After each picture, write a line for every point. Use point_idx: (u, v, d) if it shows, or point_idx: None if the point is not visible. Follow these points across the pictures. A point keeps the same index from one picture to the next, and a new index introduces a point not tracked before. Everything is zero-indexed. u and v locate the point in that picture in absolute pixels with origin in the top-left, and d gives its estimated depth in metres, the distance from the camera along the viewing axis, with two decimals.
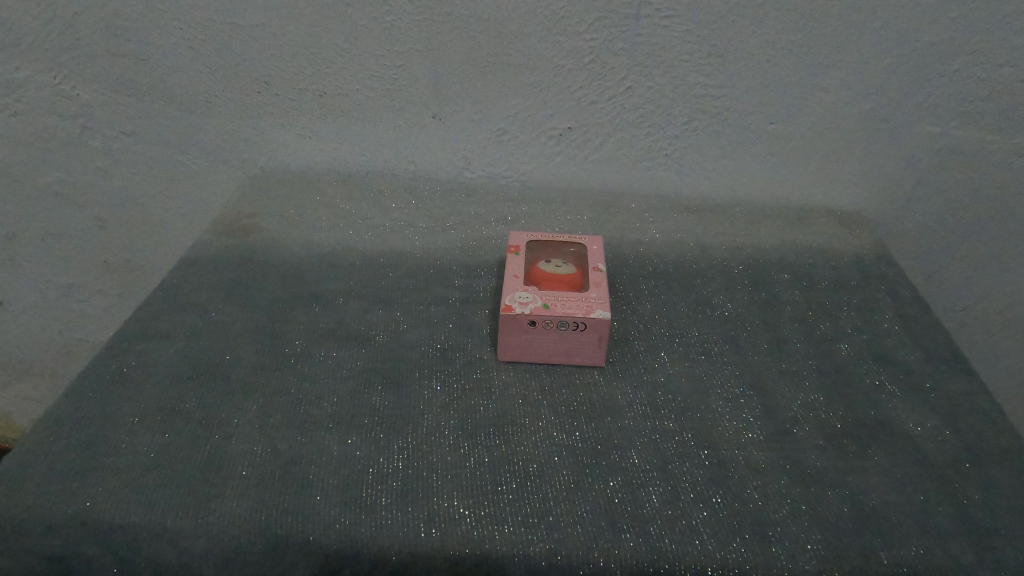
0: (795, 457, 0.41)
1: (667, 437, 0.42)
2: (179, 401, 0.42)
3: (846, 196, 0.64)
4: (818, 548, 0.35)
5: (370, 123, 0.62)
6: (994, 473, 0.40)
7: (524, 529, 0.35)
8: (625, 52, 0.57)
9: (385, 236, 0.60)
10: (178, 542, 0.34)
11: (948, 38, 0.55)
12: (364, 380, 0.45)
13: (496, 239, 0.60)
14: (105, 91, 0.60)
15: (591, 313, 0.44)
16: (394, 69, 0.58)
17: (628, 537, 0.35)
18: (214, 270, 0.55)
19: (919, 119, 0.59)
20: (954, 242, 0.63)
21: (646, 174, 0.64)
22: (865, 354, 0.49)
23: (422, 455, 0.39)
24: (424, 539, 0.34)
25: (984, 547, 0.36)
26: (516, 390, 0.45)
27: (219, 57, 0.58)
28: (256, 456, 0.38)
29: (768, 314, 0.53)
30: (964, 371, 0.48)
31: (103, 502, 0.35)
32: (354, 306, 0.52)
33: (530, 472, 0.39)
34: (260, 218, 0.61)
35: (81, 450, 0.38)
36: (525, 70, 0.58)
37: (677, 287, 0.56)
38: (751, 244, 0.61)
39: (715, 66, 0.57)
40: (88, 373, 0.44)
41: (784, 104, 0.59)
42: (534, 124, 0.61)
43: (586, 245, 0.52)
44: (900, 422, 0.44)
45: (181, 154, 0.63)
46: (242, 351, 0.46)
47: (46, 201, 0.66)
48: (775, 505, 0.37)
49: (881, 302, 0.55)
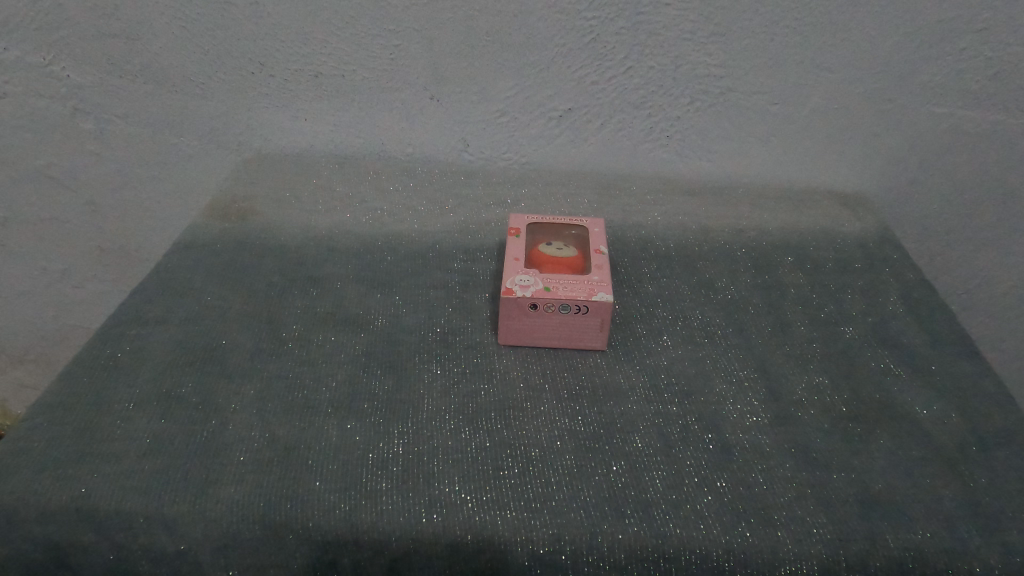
0: (802, 440, 0.40)
1: (671, 421, 0.41)
2: (174, 386, 0.41)
3: (850, 178, 0.63)
4: (825, 532, 0.34)
5: (368, 105, 0.61)
6: (1001, 455, 0.39)
7: (526, 514, 0.34)
8: (626, 31, 0.56)
9: (382, 220, 0.59)
10: (172, 528, 0.33)
11: (956, 15, 0.54)
12: (362, 364, 0.44)
13: (495, 221, 0.59)
14: (96, 73, 0.59)
15: (593, 296, 0.43)
16: (392, 49, 0.58)
17: (632, 521, 0.34)
18: (209, 253, 0.54)
19: (925, 99, 0.58)
20: (957, 224, 0.62)
21: (648, 156, 0.63)
22: (870, 337, 0.48)
23: (422, 440, 0.38)
24: (424, 524, 0.34)
25: (991, 530, 0.35)
26: (517, 373, 0.44)
27: (213, 36, 0.57)
28: (249, 440, 0.38)
29: (773, 297, 0.52)
30: (972, 354, 0.47)
31: (97, 487, 0.34)
32: (351, 289, 0.51)
33: (531, 457, 0.38)
34: (255, 201, 0.60)
35: (74, 435, 0.37)
36: (524, 50, 0.57)
37: (680, 269, 0.55)
38: (755, 225, 0.60)
39: (717, 44, 0.56)
40: (81, 358, 0.43)
41: (787, 86, 0.58)
42: (534, 105, 0.60)
43: (587, 227, 0.51)
44: (907, 405, 0.43)
45: (175, 136, 0.62)
46: (237, 334, 0.46)
47: (38, 185, 0.65)
48: (780, 489, 0.36)
49: (887, 284, 0.54)
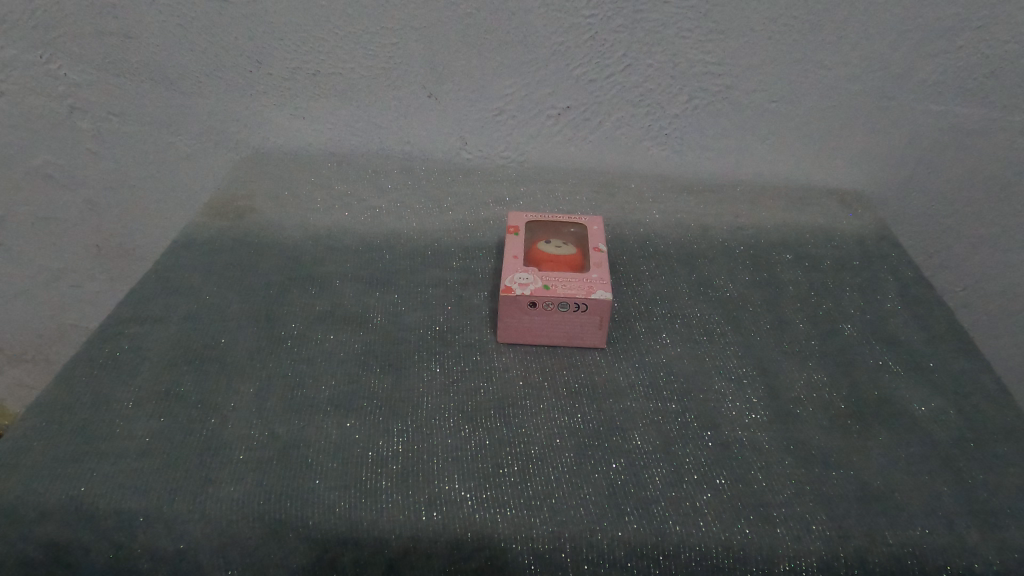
0: (800, 437, 0.40)
1: (670, 418, 0.41)
2: (174, 385, 0.41)
3: (848, 176, 0.63)
4: (824, 529, 0.34)
5: (366, 103, 0.61)
6: (998, 451, 0.39)
7: (526, 512, 0.34)
8: (624, 29, 0.56)
9: (381, 218, 0.59)
10: (172, 527, 0.33)
11: (954, 13, 0.54)
12: (361, 363, 0.44)
13: (493, 220, 0.59)
14: (93, 71, 0.59)
15: (593, 293, 0.43)
16: (391, 47, 0.57)
17: (632, 518, 0.34)
18: (207, 252, 0.54)
19: (923, 96, 0.58)
20: (954, 222, 0.63)
21: (646, 154, 0.63)
22: (868, 335, 0.48)
23: (421, 438, 0.38)
24: (424, 522, 0.34)
25: (990, 526, 0.35)
26: (516, 371, 0.44)
27: (211, 35, 0.57)
28: (248, 438, 0.38)
29: (772, 294, 0.52)
30: (969, 351, 0.47)
31: (96, 487, 0.34)
32: (350, 288, 0.51)
33: (531, 455, 0.38)
34: (254, 199, 0.60)
35: (73, 435, 0.37)
36: (522, 49, 0.57)
37: (679, 267, 0.55)
38: (754, 223, 0.60)
39: (716, 42, 0.56)
40: (79, 357, 0.43)
41: (785, 84, 0.58)
42: (533, 102, 0.60)
43: (586, 225, 0.51)
44: (905, 402, 0.43)
45: (172, 135, 0.62)
46: (235, 333, 0.45)
47: (35, 184, 0.65)
48: (780, 486, 0.36)
49: (885, 281, 0.54)
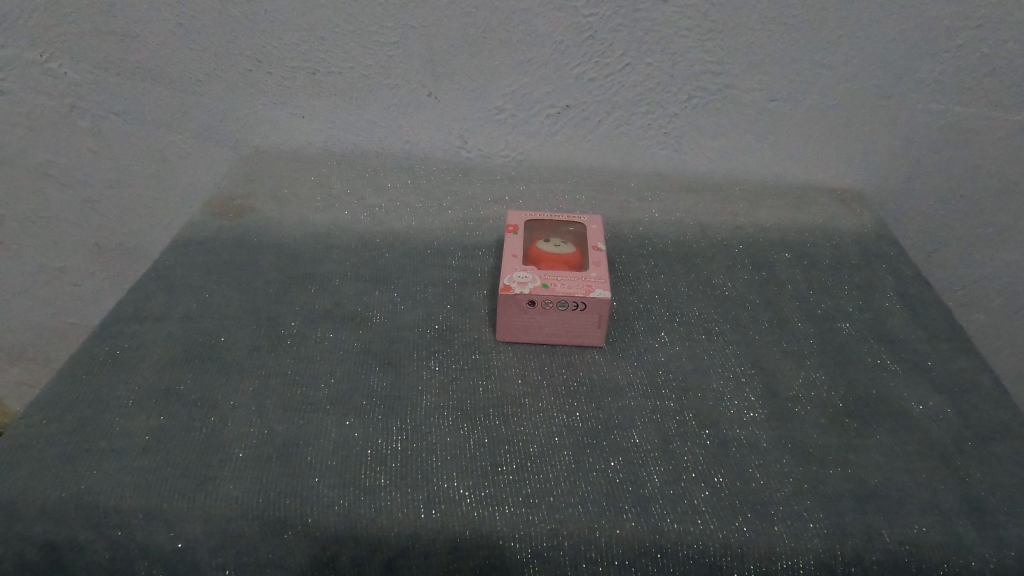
0: (799, 436, 0.40)
1: (669, 417, 0.41)
2: (173, 384, 0.41)
3: (847, 175, 0.63)
4: (822, 527, 0.34)
5: (365, 101, 0.61)
6: (995, 450, 0.39)
7: (524, 510, 0.34)
8: (624, 28, 0.56)
9: (381, 217, 0.59)
10: (172, 526, 0.33)
11: (952, 12, 0.54)
12: (360, 361, 0.44)
13: (492, 219, 0.59)
14: (94, 70, 0.59)
15: (591, 292, 0.43)
16: (390, 46, 0.58)
17: (630, 516, 0.34)
18: (206, 251, 0.54)
19: (923, 95, 0.58)
20: (953, 222, 0.63)
21: (645, 153, 0.63)
22: (867, 334, 0.48)
23: (421, 436, 0.39)
24: (423, 520, 0.34)
25: (987, 525, 0.35)
26: (515, 370, 0.44)
27: (211, 34, 0.57)
28: (247, 437, 0.38)
29: (771, 293, 0.52)
30: (967, 350, 0.47)
31: (96, 485, 0.34)
32: (349, 286, 0.51)
33: (530, 453, 0.38)
34: (253, 199, 0.60)
35: (73, 433, 0.37)
36: (522, 47, 0.57)
37: (678, 266, 0.55)
38: (753, 222, 0.60)
39: (715, 41, 0.57)
40: (79, 355, 0.43)
41: (784, 83, 0.58)
42: (532, 101, 0.60)
43: (585, 224, 0.51)
44: (903, 401, 0.43)
45: (172, 133, 0.62)
46: (235, 332, 0.45)
47: (36, 182, 0.65)
48: (778, 484, 0.37)
49: (883, 280, 0.54)
